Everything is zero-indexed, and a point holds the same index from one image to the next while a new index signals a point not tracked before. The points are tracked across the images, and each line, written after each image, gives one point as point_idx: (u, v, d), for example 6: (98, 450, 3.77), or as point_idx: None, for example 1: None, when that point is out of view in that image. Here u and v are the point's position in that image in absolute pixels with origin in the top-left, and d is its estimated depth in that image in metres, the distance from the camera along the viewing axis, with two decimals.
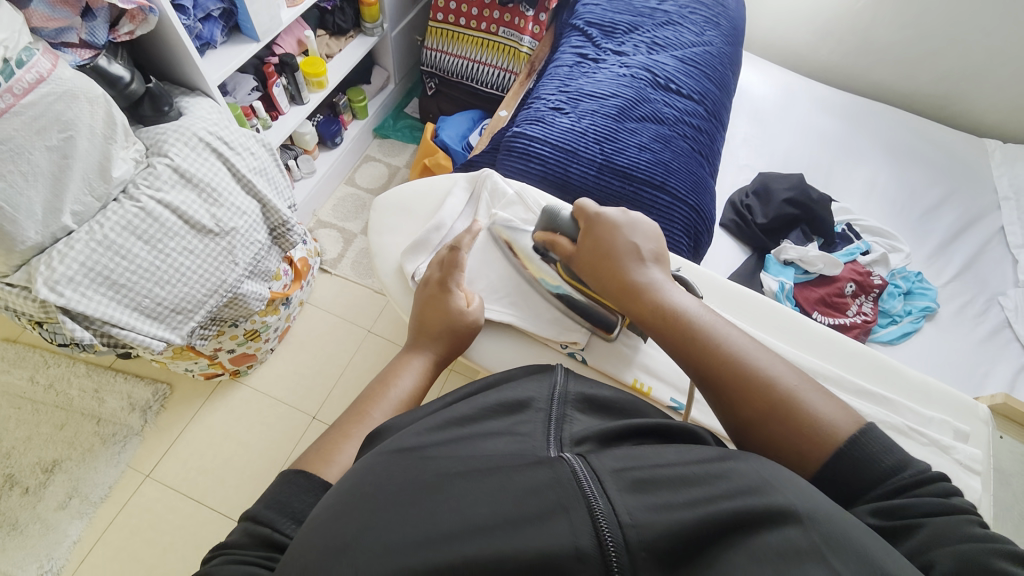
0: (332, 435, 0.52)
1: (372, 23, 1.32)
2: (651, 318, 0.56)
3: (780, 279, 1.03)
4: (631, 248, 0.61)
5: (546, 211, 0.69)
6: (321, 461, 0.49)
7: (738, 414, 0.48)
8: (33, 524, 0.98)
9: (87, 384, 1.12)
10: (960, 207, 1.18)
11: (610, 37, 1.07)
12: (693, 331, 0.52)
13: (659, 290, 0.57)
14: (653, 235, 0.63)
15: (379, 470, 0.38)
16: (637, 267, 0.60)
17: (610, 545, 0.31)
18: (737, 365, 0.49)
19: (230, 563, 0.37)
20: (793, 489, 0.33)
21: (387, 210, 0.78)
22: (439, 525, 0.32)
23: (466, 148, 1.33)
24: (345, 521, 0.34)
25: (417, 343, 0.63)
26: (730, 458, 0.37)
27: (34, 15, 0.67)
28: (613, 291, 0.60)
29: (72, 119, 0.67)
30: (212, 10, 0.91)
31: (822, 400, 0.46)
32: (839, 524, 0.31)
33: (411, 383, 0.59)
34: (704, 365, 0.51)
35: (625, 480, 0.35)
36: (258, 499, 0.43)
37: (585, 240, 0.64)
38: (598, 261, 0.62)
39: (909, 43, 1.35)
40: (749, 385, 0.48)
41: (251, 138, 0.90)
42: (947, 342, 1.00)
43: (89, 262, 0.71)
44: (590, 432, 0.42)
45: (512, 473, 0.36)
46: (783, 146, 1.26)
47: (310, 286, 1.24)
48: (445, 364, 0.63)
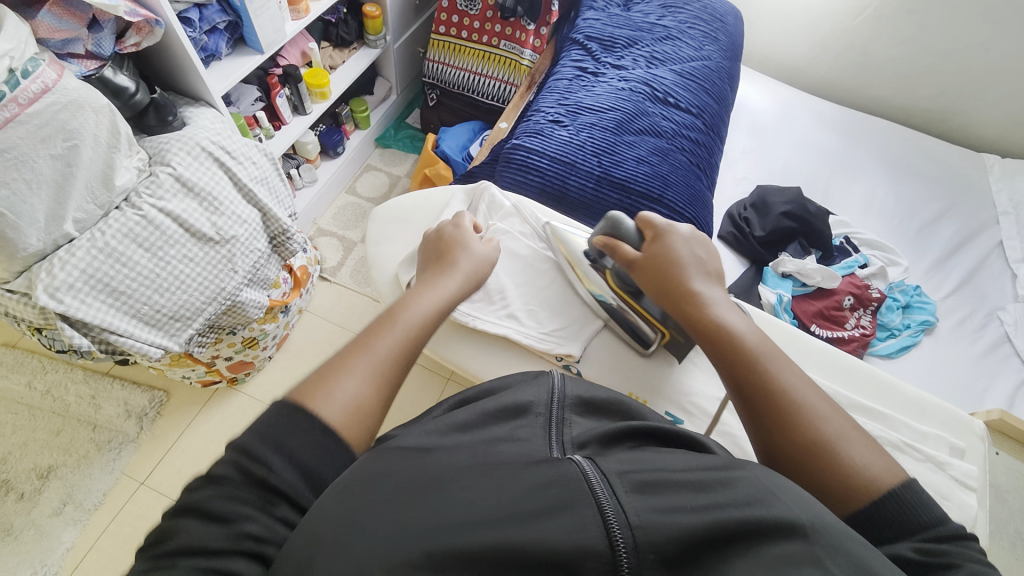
0: (333, 364, 0.48)
1: (375, 36, 1.34)
2: (707, 331, 0.55)
3: (778, 291, 1.03)
4: (698, 263, 0.61)
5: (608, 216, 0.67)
6: (320, 392, 0.45)
7: (777, 442, 0.46)
8: (26, 530, 0.98)
9: (84, 391, 1.12)
10: (959, 221, 1.18)
11: (609, 52, 1.09)
12: (753, 355, 0.51)
13: (721, 309, 0.56)
14: (715, 257, 0.63)
15: (385, 467, 0.38)
16: (700, 282, 0.59)
17: (620, 545, 0.31)
18: (787, 396, 0.48)
19: (225, 499, 0.37)
20: (798, 499, 0.34)
21: (384, 220, 0.79)
22: (447, 517, 0.33)
23: (466, 158, 1.34)
24: (351, 509, 0.35)
25: (433, 274, 0.64)
26: (736, 467, 0.37)
27: (42, 26, 0.68)
28: (672, 298, 0.59)
29: (77, 128, 0.68)
30: (217, 22, 0.92)
31: (863, 449, 0.45)
32: (839, 536, 0.32)
33: (422, 312, 0.57)
34: (757, 389, 0.49)
35: (633, 482, 0.36)
36: (248, 429, 0.41)
37: (652, 245, 0.63)
38: (662, 269, 0.60)
39: (906, 59, 1.36)
40: (796, 416, 0.47)
41: (253, 147, 0.91)
42: (946, 355, 1.00)
43: (89, 269, 0.71)
44: (589, 436, 0.44)
45: (518, 473, 0.36)
46: (781, 159, 1.27)
47: (310, 293, 1.24)
48: (460, 292, 0.63)
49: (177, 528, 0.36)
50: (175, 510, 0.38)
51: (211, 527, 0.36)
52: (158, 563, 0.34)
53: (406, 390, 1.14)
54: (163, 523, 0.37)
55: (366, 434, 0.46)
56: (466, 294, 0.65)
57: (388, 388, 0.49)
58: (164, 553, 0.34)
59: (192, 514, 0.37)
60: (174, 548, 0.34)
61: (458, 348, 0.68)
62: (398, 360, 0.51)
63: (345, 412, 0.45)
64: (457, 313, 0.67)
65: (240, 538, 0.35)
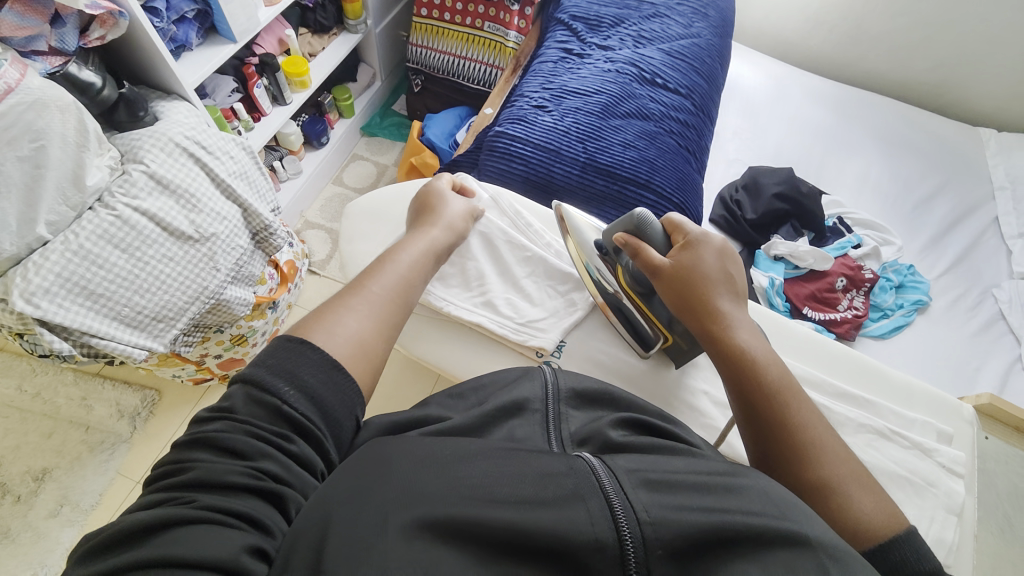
0: (331, 304, 0.50)
1: (355, 20, 1.30)
2: (731, 355, 0.53)
3: (770, 274, 1.02)
4: (728, 278, 0.58)
5: (632, 214, 0.62)
6: (320, 329, 0.47)
7: (786, 474, 0.45)
8: (24, 532, 0.98)
9: (75, 393, 1.12)
10: (954, 198, 1.17)
11: (595, 32, 1.05)
12: (774, 385, 0.50)
13: (745, 333, 0.54)
14: (741, 273, 0.61)
15: (388, 447, 0.37)
16: (727, 301, 0.57)
17: (628, 542, 0.32)
18: (805, 434, 0.47)
19: (248, 435, 0.38)
20: (802, 512, 0.34)
21: (360, 216, 0.77)
22: (459, 487, 0.33)
23: (453, 146, 1.31)
24: (357, 481, 0.35)
25: (418, 225, 0.64)
26: (739, 473, 0.37)
27: (4, 24, 0.65)
28: (697, 313, 0.56)
29: (43, 128, 0.66)
30: (186, 11, 0.89)
31: (864, 496, 0.44)
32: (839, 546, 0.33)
33: (410, 259, 0.58)
34: (774, 419, 0.48)
35: (641, 479, 0.36)
36: (256, 363, 0.43)
37: (681, 254, 0.59)
38: (691, 281, 0.57)
39: (902, 31, 1.33)
40: (811, 454, 0.46)
41: (230, 141, 0.89)
42: (939, 335, 0.99)
43: (65, 272, 0.70)
44: (588, 434, 0.45)
45: (534, 458, 0.37)
46: (774, 139, 1.24)
47: (299, 288, 1.23)
48: (445, 244, 0.64)
49: (191, 461, 0.37)
50: (186, 443, 0.39)
51: (227, 461, 0.37)
52: (175, 493, 0.35)
53: (398, 383, 1.13)
54: (175, 455, 0.38)
55: (368, 370, 0.47)
56: (452, 245, 0.66)
57: (387, 326, 0.51)
58: (184, 484, 0.35)
59: (205, 448, 0.38)
60: (190, 478, 0.35)
61: (442, 346, 0.67)
62: (395, 298, 0.54)
63: (348, 346, 0.47)
64: (431, 295, 0.67)
65: (257, 474, 0.36)
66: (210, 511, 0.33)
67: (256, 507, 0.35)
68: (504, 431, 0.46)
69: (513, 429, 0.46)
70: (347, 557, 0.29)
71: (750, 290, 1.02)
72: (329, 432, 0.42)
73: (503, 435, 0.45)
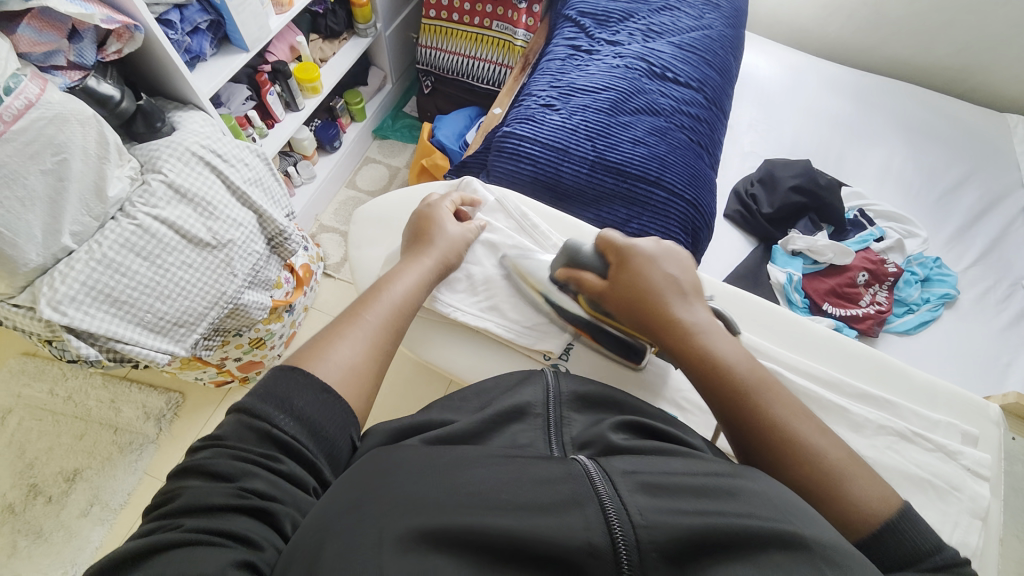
0: (326, 332, 0.52)
1: (365, 24, 1.31)
2: (695, 365, 0.53)
3: (788, 270, 1.00)
4: (672, 284, 0.58)
5: (566, 247, 0.65)
6: (314, 357, 0.49)
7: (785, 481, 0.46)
8: (57, 531, 1.03)
9: (104, 395, 1.16)
10: (981, 187, 1.12)
11: (604, 27, 1.04)
12: (745, 389, 0.50)
13: (706, 336, 0.54)
14: (691, 273, 0.61)
15: (392, 456, 0.38)
16: (680, 305, 0.57)
17: (621, 544, 0.32)
18: (790, 434, 0.47)
19: (232, 459, 0.39)
20: (806, 517, 0.34)
21: (368, 221, 0.78)
22: (459, 491, 0.34)
23: (463, 147, 1.31)
24: (359, 486, 0.36)
25: (414, 254, 0.65)
26: (741, 475, 0.37)
27: (22, 40, 0.68)
28: (654, 328, 0.57)
29: (64, 142, 0.68)
30: (199, 22, 0.91)
31: (863, 483, 0.45)
32: (842, 549, 0.32)
33: (403, 290, 0.59)
34: (755, 426, 0.48)
35: (639, 482, 0.35)
36: (249, 394, 0.44)
37: (620, 273, 0.60)
38: (636, 297, 0.58)
39: (925, 14, 1.27)
40: (800, 456, 0.46)
41: (245, 149, 0.91)
42: (968, 330, 0.95)
43: (90, 281, 0.72)
44: (587, 437, 0.45)
45: (536, 463, 0.37)
46: (790, 130, 1.21)
47: (315, 291, 1.25)
48: (436, 275, 0.64)
49: (181, 489, 0.38)
50: (178, 473, 0.40)
51: (214, 485, 0.38)
52: (165, 521, 0.36)
53: (412, 384, 1.14)
54: (167, 486, 0.39)
55: (362, 393, 0.49)
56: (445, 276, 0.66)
57: (382, 353, 0.53)
58: (172, 511, 0.36)
59: (195, 475, 0.39)
60: (179, 505, 0.36)
61: (450, 349, 0.68)
62: (388, 328, 0.55)
63: (341, 372, 0.48)
64: (439, 303, 0.67)
65: (244, 494, 0.37)
66: (199, 533, 0.34)
67: (246, 526, 0.36)
68: (509, 436, 0.46)
69: (516, 435, 0.46)
70: (349, 560, 0.30)
71: (766, 287, 1.00)
72: (321, 451, 0.43)
73: (507, 441, 0.45)
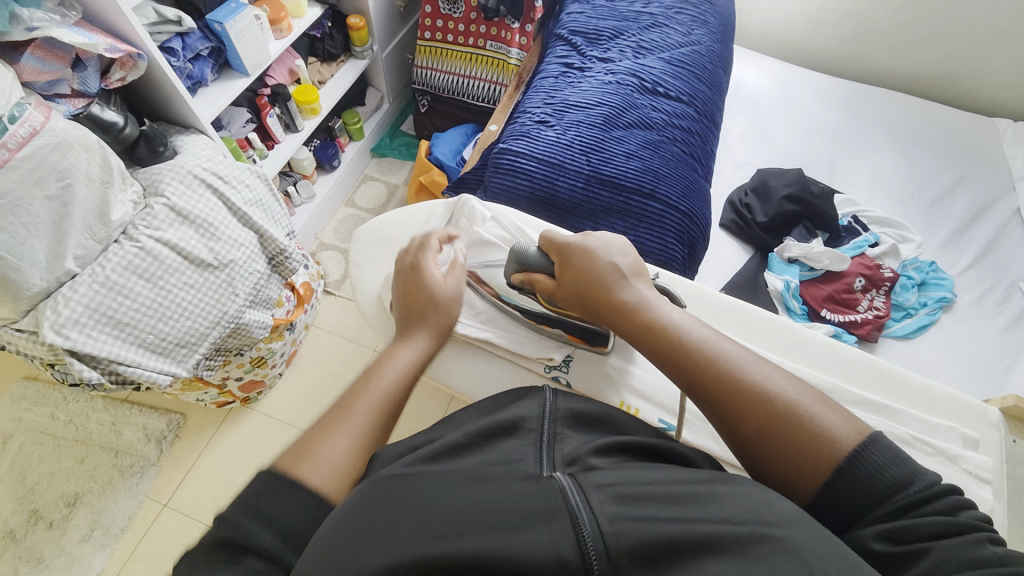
0: (314, 432, 0.47)
1: (362, 47, 1.34)
2: (650, 344, 0.54)
3: (785, 277, 1.00)
4: (613, 269, 0.59)
5: (513, 252, 0.65)
6: (305, 457, 0.44)
7: (777, 458, 0.44)
8: (58, 557, 1.01)
9: (105, 418, 1.16)
10: (972, 191, 1.13)
11: (595, 45, 1.06)
12: (688, 349, 0.51)
13: (649, 309, 0.56)
14: (630, 252, 0.62)
15: (396, 483, 0.38)
16: (624, 288, 0.58)
17: (591, 553, 0.32)
18: (765, 404, 0.46)
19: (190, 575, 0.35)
20: (775, 508, 0.34)
21: (367, 239, 0.79)
22: (430, 523, 0.33)
23: (460, 163, 1.33)
24: (362, 502, 0.36)
25: (404, 330, 0.59)
26: (718, 480, 0.37)
27: (26, 70, 0.70)
28: (605, 314, 0.58)
29: (68, 168, 0.69)
30: (200, 49, 0.93)
31: (823, 409, 0.46)
32: (808, 532, 0.33)
33: (398, 370, 0.54)
34: (727, 401, 0.47)
35: (610, 493, 0.36)
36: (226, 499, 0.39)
37: (564, 268, 0.61)
38: (582, 284, 0.59)
39: (908, 25, 1.31)
40: (783, 427, 0.44)
41: (245, 170, 0.92)
42: (967, 333, 0.96)
43: (93, 303, 0.72)
44: (580, 451, 0.43)
45: (510, 484, 0.37)
46: (781, 141, 1.23)
47: (315, 309, 1.26)
48: (437, 345, 0.59)
49: None
50: None
51: None
52: None
53: (415, 400, 1.14)
54: None
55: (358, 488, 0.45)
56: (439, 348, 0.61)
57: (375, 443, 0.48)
58: None
59: None
60: None
61: (452, 363, 0.68)
62: (382, 419, 0.50)
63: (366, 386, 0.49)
64: None
65: None
66: None
67: None
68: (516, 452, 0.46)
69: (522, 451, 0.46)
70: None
71: (765, 295, 1.00)
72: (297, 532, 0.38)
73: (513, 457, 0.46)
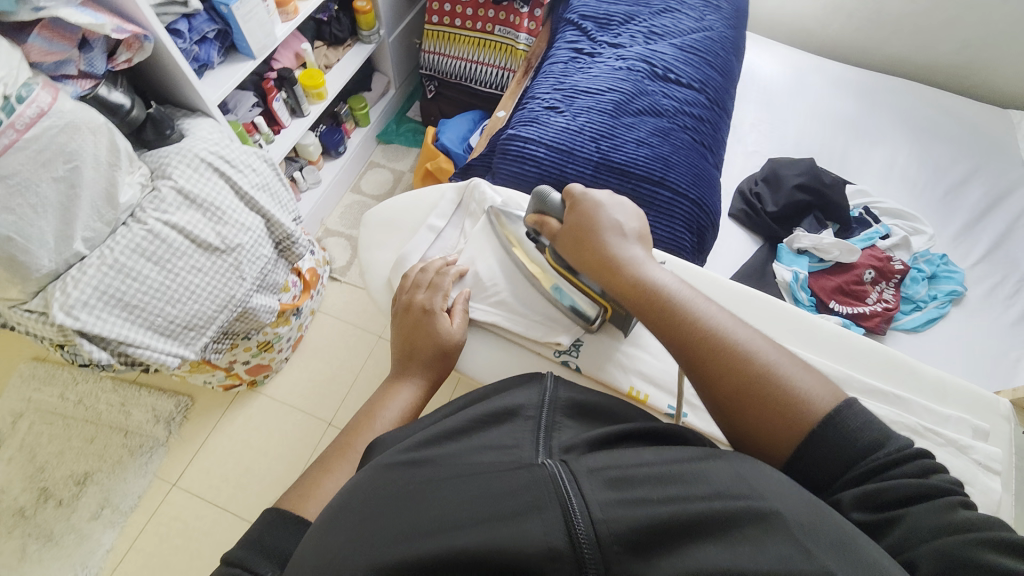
0: (316, 469, 0.51)
1: (368, 31, 1.32)
2: (634, 296, 0.55)
3: (794, 268, 1.00)
4: (612, 226, 0.61)
5: (538, 194, 0.67)
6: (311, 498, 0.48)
7: (743, 416, 0.45)
8: (68, 534, 1.03)
9: (114, 399, 1.17)
10: (985, 184, 1.12)
11: (605, 30, 1.05)
12: (672, 304, 0.52)
13: (640, 267, 0.56)
14: (634, 215, 0.63)
15: (393, 473, 0.39)
16: (618, 245, 0.59)
17: (582, 541, 0.31)
18: (742, 361, 0.47)
19: None
20: (770, 488, 0.34)
21: (376, 224, 0.79)
22: (421, 522, 0.33)
23: (466, 150, 1.32)
24: (374, 486, 0.38)
25: (404, 371, 0.61)
26: (712, 457, 0.37)
27: (33, 50, 0.69)
28: (594, 269, 0.59)
29: (76, 150, 0.69)
30: (207, 31, 0.92)
31: (805, 374, 0.46)
32: (807, 513, 0.32)
33: (395, 415, 0.57)
34: (705, 355, 0.48)
35: (603, 479, 0.35)
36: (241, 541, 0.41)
37: (570, 220, 0.63)
38: (580, 238, 0.61)
39: (926, 13, 1.28)
40: (757, 383, 0.45)
41: (252, 154, 0.92)
42: (975, 326, 0.95)
43: (101, 285, 0.73)
44: (577, 439, 0.42)
45: (498, 475, 0.36)
46: (793, 130, 1.21)
47: (321, 295, 1.26)
48: (434, 390, 0.61)
49: None
50: None
51: None
52: None
53: None
54: None
55: None
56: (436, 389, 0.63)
57: None
58: None
59: None
60: None
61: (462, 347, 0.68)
62: None
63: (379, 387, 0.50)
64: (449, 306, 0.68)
65: None
66: None
67: None
68: None
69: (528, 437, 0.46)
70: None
71: (773, 285, 1.00)
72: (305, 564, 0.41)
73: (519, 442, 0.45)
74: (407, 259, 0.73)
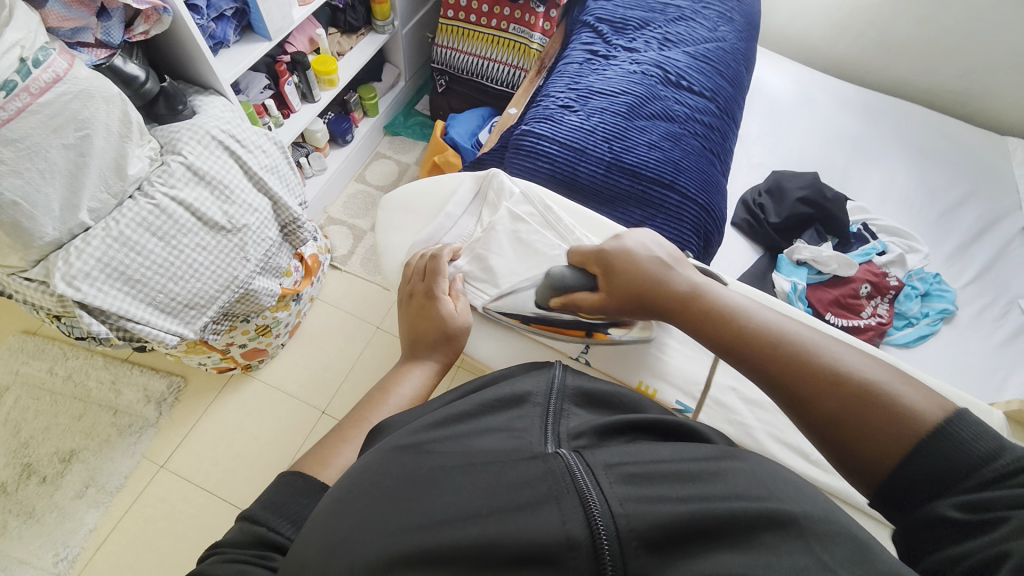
0: (329, 438, 0.51)
1: (383, 21, 1.33)
2: (712, 335, 0.54)
3: (792, 279, 1.01)
4: (656, 262, 0.60)
5: (548, 277, 0.64)
6: (322, 466, 0.48)
7: (862, 448, 0.42)
8: (50, 512, 1.01)
9: (105, 376, 1.15)
10: (980, 207, 1.15)
11: (621, 34, 1.06)
12: (749, 333, 0.51)
13: (702, 299, 0.56)
14: (666, 245, 0.63)
15: (404, 456, 0.39)
16: (670, 279, 0.59)
17: (601, 533, 0.32)
18: (838, 384, 0.45)
19: (225, 562, 0.36)
20: (786, 491, 0.33)
21: (391, 208, 0.79)
22: (436, 510, 0.34)
23: (475, 145, 1.33)
24: (385, 468, 0.38)
25: (415, 352, 0.61)
26: (727, 457, 0.37)
27: (51, 14, 0.68)
28: (661, 309, 0.59)
29: (88, 118, 0.68)
30: (225, 9, 0.92)
31: (900, 383, 0.44)
32: (826, 518, 0.31)
33: (410, 390, 0.57)
34: (800, 389, 0.46)
35: (619, 473, 0.35)
36: (259, 500, 0.41)
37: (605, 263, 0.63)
38: (629, 275, 0.60)
39: (929, 38, 1.31)
40: (865, 406, 0.43)
41: (263, 136, 0.91)
42: (965, 344, 0.97)
43: (105, 258, 0.72)
44: (587, 425, 0.42)
45: (513, 465, 0.37)
46: (797, 144, 1.23)
47: (321, 282, 1.26)
48: (445, 373, 0.61)
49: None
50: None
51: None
52: None
53: None
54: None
55: None
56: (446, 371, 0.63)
57: None
58: None
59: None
60: None
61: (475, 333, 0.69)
62: None
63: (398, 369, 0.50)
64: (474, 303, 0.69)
65: None
66: None
67: None
68: None
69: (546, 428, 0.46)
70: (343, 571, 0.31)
71: (772, 294, 1.01)
72: None
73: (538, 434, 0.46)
74: (422, 242, 0.73)
